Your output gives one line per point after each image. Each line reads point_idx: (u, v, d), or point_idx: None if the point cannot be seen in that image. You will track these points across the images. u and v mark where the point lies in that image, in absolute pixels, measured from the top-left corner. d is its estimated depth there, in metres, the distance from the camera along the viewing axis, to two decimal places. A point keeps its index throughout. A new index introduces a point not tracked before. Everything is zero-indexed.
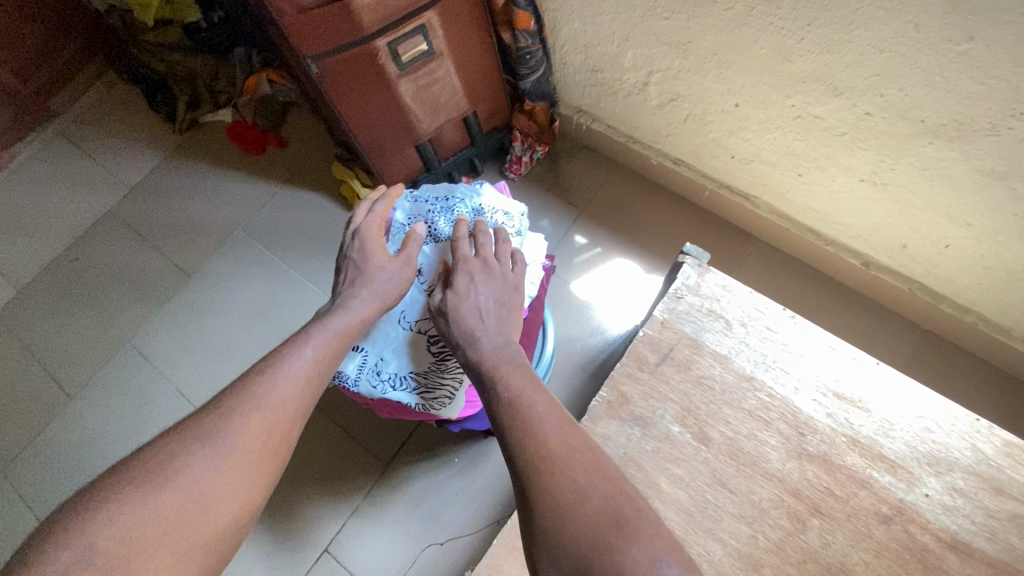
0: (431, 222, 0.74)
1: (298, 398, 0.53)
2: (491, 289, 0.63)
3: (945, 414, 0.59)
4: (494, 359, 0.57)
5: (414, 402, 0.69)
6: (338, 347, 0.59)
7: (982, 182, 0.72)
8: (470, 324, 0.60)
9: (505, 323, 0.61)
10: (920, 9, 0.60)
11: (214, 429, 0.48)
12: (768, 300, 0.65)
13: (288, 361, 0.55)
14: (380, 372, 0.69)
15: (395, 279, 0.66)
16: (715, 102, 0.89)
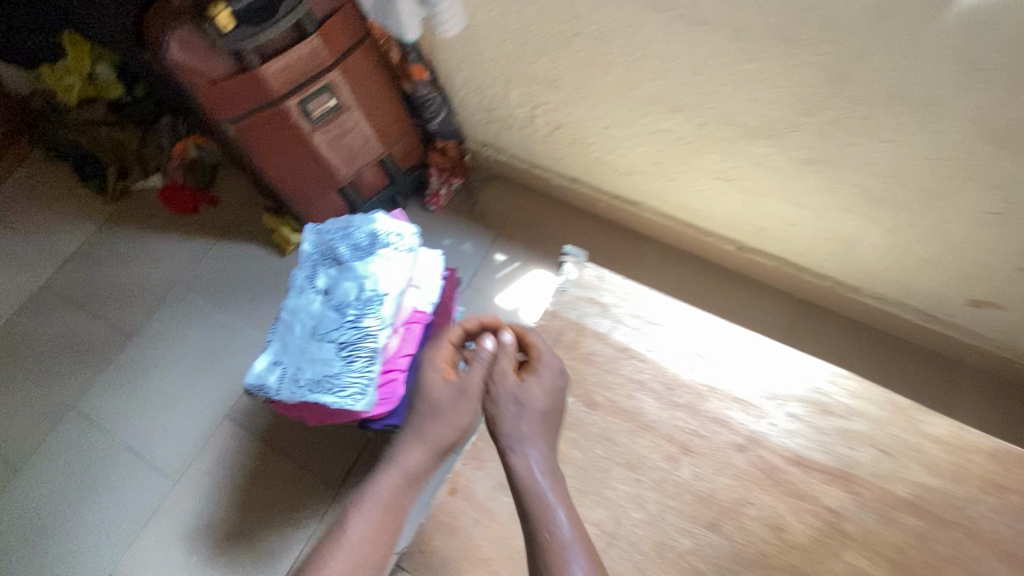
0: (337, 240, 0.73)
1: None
2: (535, 393, 0.64)
3: (781, 355, 0.72)
4: (529, 481, 0.58)
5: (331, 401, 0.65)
6: (388, 513, 0.59)
7: (799, 168, 0.88)
8: (514, 431, 0.62)
9: (546, 433, 0.63)
10: (713, 41, 0.77)
11: None
12: (636, 284, 0.78)
13: (340, 544, 0.56)
14: (298, 378, 0.66)
15: (451, 414, 0.64)
16: (591, 125, 1.05)
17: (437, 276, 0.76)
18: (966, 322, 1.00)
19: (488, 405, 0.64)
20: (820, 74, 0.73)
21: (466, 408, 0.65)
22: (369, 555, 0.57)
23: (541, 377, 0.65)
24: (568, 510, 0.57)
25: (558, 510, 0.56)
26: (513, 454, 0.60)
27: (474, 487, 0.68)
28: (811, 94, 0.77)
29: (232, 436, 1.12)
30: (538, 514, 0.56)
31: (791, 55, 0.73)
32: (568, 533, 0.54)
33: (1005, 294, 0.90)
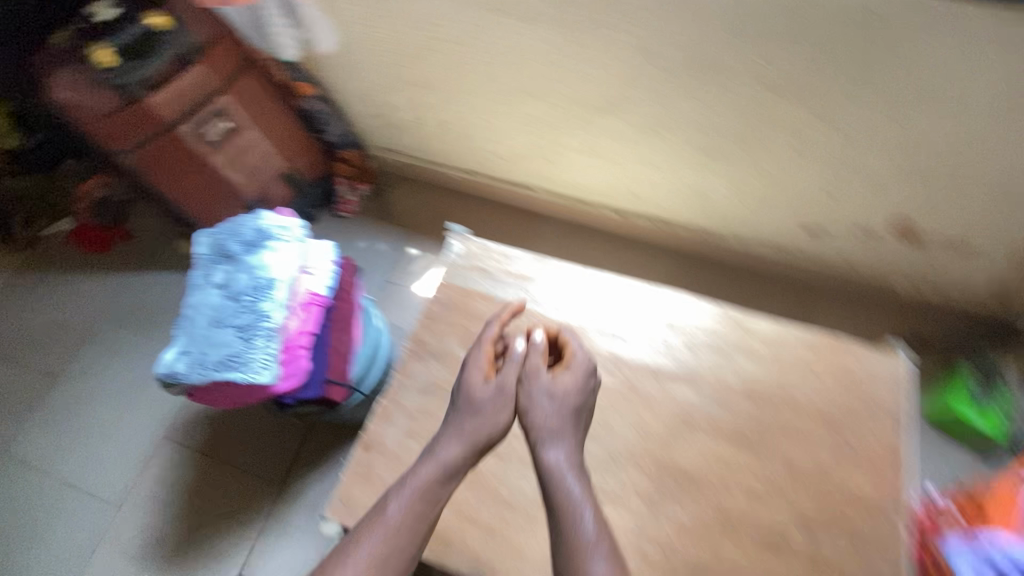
0: (228, 238, 0.80)
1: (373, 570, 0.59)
2: (568, 392, 0.69)
3: (635, 289, 0.86)
4: (556, 475, 0.64)
5: (236, 376, 0.71)
6: (426, 501, 0.64)
7: (644, 134, 1.04)
8: (549, 427, 0.67)
9: (575, 431, 0.68)
10: (549, 33, 0.91)
11: None
12: (512, 249, 0.91)
13: (380, 524, 0.62)
14: (204, 362, 0.72)
15: (487, 408, 0.68)
16: (472, 119, 1.18)
17: (330, 262, 0.84)
18: (810, 252, 1.16)
19: (523, 403, 0.69)
20: (636, 51, 0.88)
21: (506, 407, 0.69)
22: (405, 545, 0.61)
23: (571, 378, 0.70)
24: (591, 505, 0.63)
25: (584, 507, 0.62)
26: (546, 450, 0.65)
27: (384, 440, 0.78)
28: (634, 70, 0.92)
29: (172, 455, 1.16)
30: (566, 509, 0.61)
31: (611, 38, 0.88)
32: (592, 529, 0.60)
33: (828, 219, 1.08)
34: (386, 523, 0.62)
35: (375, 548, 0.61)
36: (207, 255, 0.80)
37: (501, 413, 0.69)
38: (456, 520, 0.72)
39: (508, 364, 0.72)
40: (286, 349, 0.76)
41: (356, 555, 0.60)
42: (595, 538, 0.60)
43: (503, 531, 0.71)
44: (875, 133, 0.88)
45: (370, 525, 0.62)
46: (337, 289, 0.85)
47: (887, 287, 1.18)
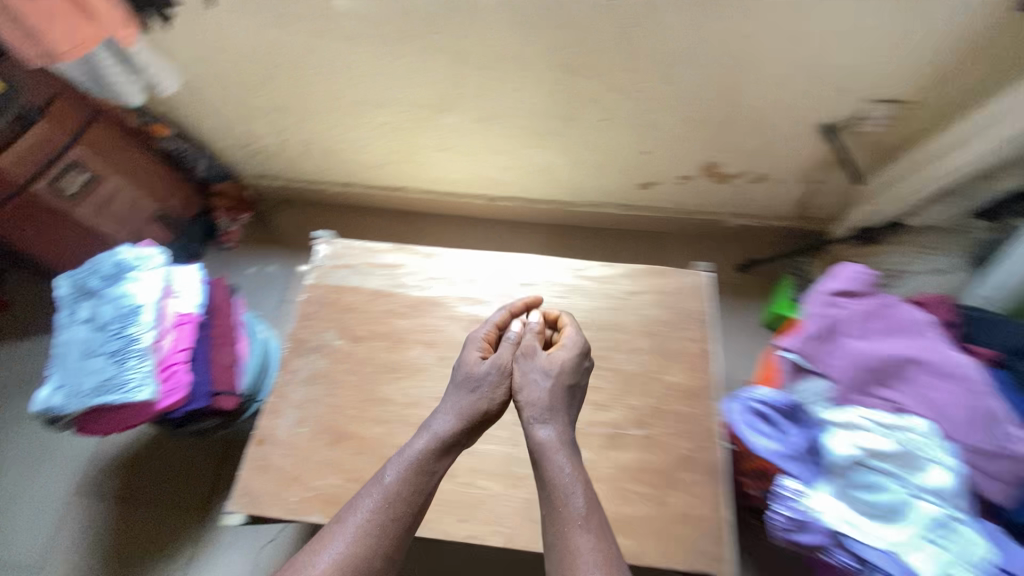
0: (86, 277, 0.88)
1: (366, 536, 0.65)
2: (560, 371, 0.76)
3: (485, 258, 0.99)
4: (548, 447, 0.70)
5: (113, 398, 0.79)
6: (421, 472, 0.69)
7: (482, 125, 1.18)
8: (542, 403, 0.74)
9: (565, 408, 0.74)
10: (372, 47, 1.02)
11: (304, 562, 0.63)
12: (374, 242, 1.00)
13: (377, 491, 0.68)
14: (82, 391, 0.80)
15: (484, 384, 0.77)
16: (331, 135, 1.27)
17: (198, 281, 0.92)
18: (647, 202, 1.37)
19: (517, 380, 0.77)
20: (448, 53, 1.01)
21: (504, 383, 0.77)
22: (397, 513, 0.67)
23: (564, 356, 0.78)
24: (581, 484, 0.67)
25: (573, 485, 0.66)
26: (539, 425, 0.71)
27: (276, 432, 0.86)
28: (454, 70, 1.05)
29: (88, 507, 1.16)
30: (557, 485, 0.66)
31: (424, 44, 1.00)
32: (579, 506, 0.65)
33: (653, 172, 1.26)
34: (384, 492, 0.67)
35: (373, 518, 0.66)
36: (69, 294, 0.87)
37: (498, 389, 0.77)
38: (350, 484, 0.81)
39: (506, 345, 0.81)
40: (163, 367, 0.83)
41: (354, 523, 0.65)
42: (582, 513, 0.64)
43: None
44: (660, 95, 1.05)
45: (368, 491, 0.68)
46: (208, 307, 0.94)
47: (719, 221, 1.38)
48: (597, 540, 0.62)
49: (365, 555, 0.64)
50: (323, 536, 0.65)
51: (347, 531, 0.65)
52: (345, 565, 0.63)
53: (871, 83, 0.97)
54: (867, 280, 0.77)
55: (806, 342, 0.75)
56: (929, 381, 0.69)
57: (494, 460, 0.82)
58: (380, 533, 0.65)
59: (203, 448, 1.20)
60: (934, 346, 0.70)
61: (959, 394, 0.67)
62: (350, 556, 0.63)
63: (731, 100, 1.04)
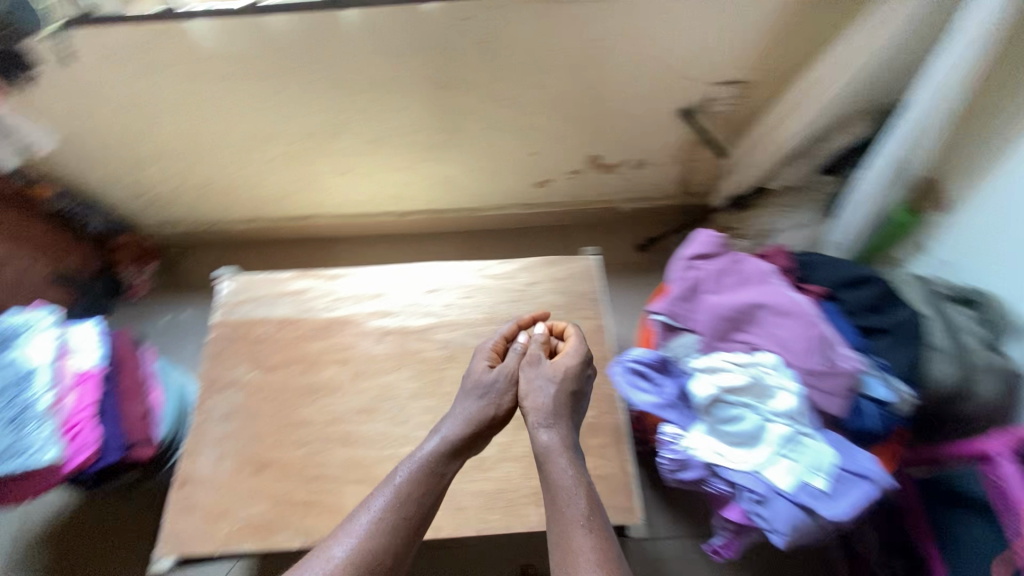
0: None
1: (379, 533, 0.70)
2: (566, 377, 0.82)
3: (387, 271, 1.04)
4: (554, 448, 0.76)
5: (18, 465, 0.81)
6: (430, 474, 0.76)
7: (373, 147, 1.23)
8: (546, 409, 0.80)
9: (569, 413, 0.81)
10: (248, 85, 1.05)
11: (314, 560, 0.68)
12: (277, 272, 1.03)
13: (390, 489, 0.74)
14: None
15: (490, 392, 0.83)
16: (227, 174, 1.28)
17: (97, 338, 0.95)
18: (547, 198, 1.46)
19: (523, 387, 0.83)
20: (324, 83, 1.05)
21: (511, 389, 0.84)
22: (407, 511, 0.72)
23: (567, 364, 0.84)
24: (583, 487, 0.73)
25: (575, 487, 0.72)
26: (543, 428, 0.78)
27: (197, 471, 0.87)
28: (333, 98, 1.09)
29: None
30: (560, 484, 0.73)
31: (299, 77, 1.04)
32: (581, 507, 0.71)
33: (546, 171, 1.35)
34: (395, 492, 0.73)
35: (384, 519, 0.71)
36: None
37: (503, 396, 0.83)
38: (278, 508, 0.84)
39: (512, 355, 0.87)
40: (67, 427, 0.85)
41: (365, 522, 0.71)
42: (583, 513, 0.70)
43: (320, 500, 0.84)
44: (532, 99, 1.13)
45: (382, 490, 0.74)
46: (111, 361, 0.95)
47: (616, 207, 1.49)
48: (595, 536, 0.68)
49: (377, 553, 0.69)
50: (330, 539, 0.70)
51: (360, 529, 0.70)
52: (356, 562, 0.68)
53: (711, 69, 1.09)
54: (717, 243, 0.88)
55: (672, 306, 0.85)
56: (773, 321, 0.80)
57: None
58: (390, 533, 0.71)
59: (135, 507, 1.17)
60: (773, 290, 0.81)
61: (795, 328, 0.77)
62: (362, 552, 0.68)
63: (595, 98, 1.14)
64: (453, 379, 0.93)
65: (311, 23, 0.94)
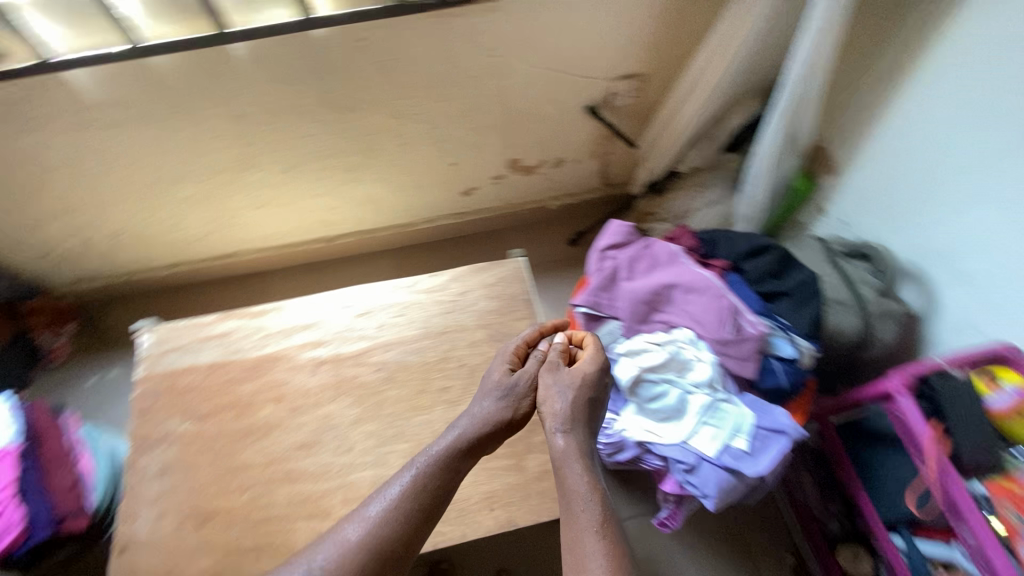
0: None
1: (388, 527, 0.70)
2: (586, 382, 0.76)
3: (316, 299, 1.03)
4: (572, 454, 0.71)
5: None
6: (442, 471, 0.74)
7: (289, 177, 1.21)
8: (564, 415, 0.74)
9: (587, 417, 0.75)
10: (143, 129, 1.02)
11: (316, 552, 0.70)
12: (199, 317, 1.01)
13: (400, 484, 0.73)
14: None
15: (504, 400, 0.78)
16: (137, 222, 1.23)
17: (13, 418, 0.94)
18: (475, 206, 1.47)
19: (540, 390, 0.77)
20: (223, 118, 1.03)
21: (530, 392, 0.78)
22: (416, 506, 0.72)
23: (586, 365, 0.76)
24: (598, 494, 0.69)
25: (589, 494, 0.68)
26: (561, 434, 0.72)
27: (136, 535, 0.84)
28: (236, 134, 1.07)
29: None
30: (574, 492, 0.68)
31: (196, 115, 1.01)
32: (592, 515, 0.67)
33: (469, 179, 1.37)
34: (404, 486, 0.73)
35: (391, 516, 0.71)
36: None
37: (519, 403, 0.78)
38: (227, 558, 0.82)
39: (533, 358, 0.81)
40: None
41: (371, 515, 0.72)
42: (595, 522, 0.66)
43: (270, 542, 0.83)
44: (441, 112, 1.14)
45: (394, 484, 0.74)
46: (30, 435, 0.94)
47: (544, 206, 1.53)
48: (604, 546, 0.64)
49: (384, 549, 0.70)
50: (331, 537, 0.71)
51: (367, 524, 0.71)
52: (358, 560, 0.69)
53: (607, 65, 1.13)
54: (628, 232, 0.93)
55: (592, 296, 0.88)
56: (686, 299, 0.85)
57: (364, 484, 0.87)
58: (395, 530, 0.70)
59: None
60: (683, 271, 0.86)
61: (706, 303, 0.83)
62: (368, 546, 0.69)
63: (502, 105, 1.17)
64: (393, 399, 0.93)
65: (198, 60, 0.92)
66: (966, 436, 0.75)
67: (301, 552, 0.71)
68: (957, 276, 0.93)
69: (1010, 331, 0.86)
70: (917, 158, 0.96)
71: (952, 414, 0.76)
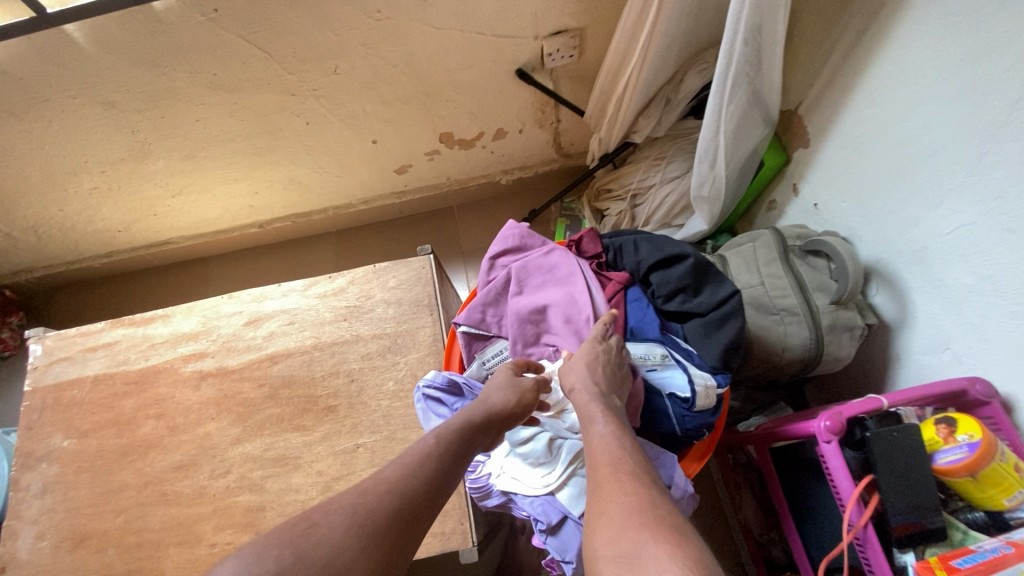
0: None
1: (408, 475, 0.57)
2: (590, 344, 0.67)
3: (206, 304, 0.95)
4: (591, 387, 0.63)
5: None
6: (461, 433, 0.63)
7: (194, 164, 1.12)
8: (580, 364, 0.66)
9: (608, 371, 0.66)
10: (12, 124, 0.94)
11: (315, 520, 0.52)
12: (87, 325, 0.96)
13: (418, 444, 0.61)
14: None
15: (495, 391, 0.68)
16: (50, 214, 1.18)
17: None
18: (414, 183, 1.34)
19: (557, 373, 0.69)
20: (94, 107, 0.93)
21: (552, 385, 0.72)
22: (435, 460, 0.59)
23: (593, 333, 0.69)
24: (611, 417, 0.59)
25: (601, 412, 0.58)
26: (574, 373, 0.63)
27: (18, 552, 0.83)
28: (117, 122, 0.98)
29: None
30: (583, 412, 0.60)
31: (62, 105, 0.92)
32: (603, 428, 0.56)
33: (399, 156, 1.23)
34: (424, 445, 0.61)
35: (409, 478, 0.57)
36: None
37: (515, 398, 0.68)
38: None
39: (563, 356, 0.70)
40: None
41: (381, 476, 0.57)
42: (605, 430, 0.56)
43: (141, 568, 0.80)
44: (343, 86, 1.00)
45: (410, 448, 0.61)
46: None
47: (494, 180, 1.37)
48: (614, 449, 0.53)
49: (400, 509, 0.54)
50: (336, 502, 0.54)
51: (380, 478, 0.57)
52: (367, 529, 0.52)
53: (530, 22, 0.94)
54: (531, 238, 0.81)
55: (474, 313, 0.77)
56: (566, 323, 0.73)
57: (238, 511, 0.81)
58: (412, 497, 0.56)
59: None
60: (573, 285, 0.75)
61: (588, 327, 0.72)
62: (383, 503, 0.54)
63: (416, 75, 1.01)
64: (275, 417, 0.87)
65: (36, 47, 0.81)
66: (899, 499, 0.62)
67: (286, 529, 0.51)
68: (933, 284, 0.75)
69: (985, 363, 0.69)
70: (898, 132, 0.75)
71: (882, 469, 0.62)
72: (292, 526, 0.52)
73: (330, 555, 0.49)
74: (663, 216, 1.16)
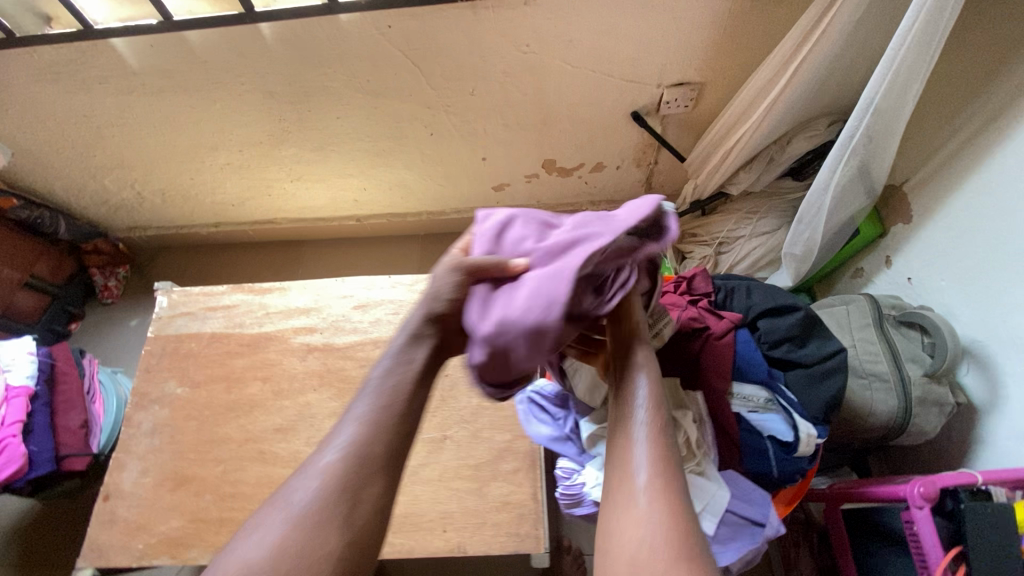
0: None
1: (363, 428, 0.58)
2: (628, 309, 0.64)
3: (319, 284, 1.02)
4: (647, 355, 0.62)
5: None
6: (410, 370, 0.62)
7: (320, 154, 1.21)
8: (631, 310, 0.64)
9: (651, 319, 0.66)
10: (182, 99, 1.05)
11: (284, 498, 0.55)
12: (210, 286, 1.04)
13: (366, 388, 0.61)
14: None
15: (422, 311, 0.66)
16: (181, 181, 1.29)
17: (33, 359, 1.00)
18: (507, 201, 1.41)
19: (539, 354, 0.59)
20: (256, 93, 1.04)
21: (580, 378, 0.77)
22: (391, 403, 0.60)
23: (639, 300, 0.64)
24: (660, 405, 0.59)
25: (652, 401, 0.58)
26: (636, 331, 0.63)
27: (122, 484, 0.90)
28: (269, 109, 1.08)
29: None
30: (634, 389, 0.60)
31: (230, 87, 1.02)
32: (652, 418, 0.57)
33: (501, 174, 1.30)
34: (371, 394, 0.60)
35: (367, 429, 0.58)
36: None
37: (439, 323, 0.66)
38: (192, 524, 0.86)
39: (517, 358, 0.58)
40: None
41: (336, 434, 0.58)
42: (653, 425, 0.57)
43: (233, 518, 0.85)
44: (474, 106, 1.09)
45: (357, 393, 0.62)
46: (54, 379, 1.01)
47: (580, 210, 1.44)
48: (655, 453, 0.55)
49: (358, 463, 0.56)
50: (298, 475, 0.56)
51: (335, 440, 0.58)
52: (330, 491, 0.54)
53: (657, 71, 1.02)
54: (665, 222, 0.60)
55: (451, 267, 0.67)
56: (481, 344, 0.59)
57: None
58: (374, 446, 0.57)
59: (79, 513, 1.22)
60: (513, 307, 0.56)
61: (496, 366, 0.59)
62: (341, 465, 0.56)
63: (540, 104, 1.09)
64: None
65: (230, 37, 0.92)
66: None
67: (267, 504, 0.55)
68: None
69: None
70: (1008, 224, 0.79)
71: (975, 544, 0.64)
72: (270, 505, 0.55)
73: (297, 527, 0.52)
74: (747, 266, 1.22)
